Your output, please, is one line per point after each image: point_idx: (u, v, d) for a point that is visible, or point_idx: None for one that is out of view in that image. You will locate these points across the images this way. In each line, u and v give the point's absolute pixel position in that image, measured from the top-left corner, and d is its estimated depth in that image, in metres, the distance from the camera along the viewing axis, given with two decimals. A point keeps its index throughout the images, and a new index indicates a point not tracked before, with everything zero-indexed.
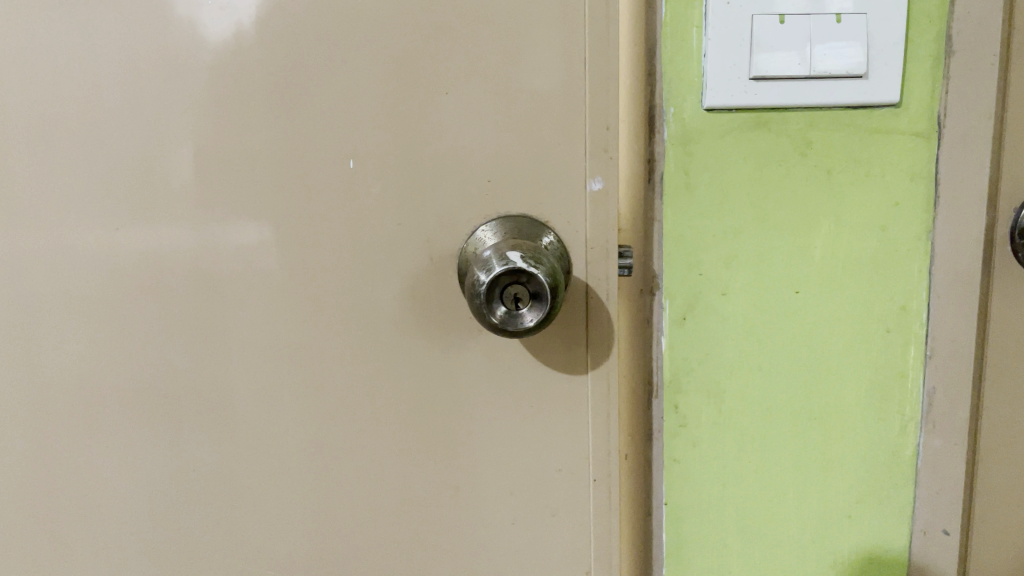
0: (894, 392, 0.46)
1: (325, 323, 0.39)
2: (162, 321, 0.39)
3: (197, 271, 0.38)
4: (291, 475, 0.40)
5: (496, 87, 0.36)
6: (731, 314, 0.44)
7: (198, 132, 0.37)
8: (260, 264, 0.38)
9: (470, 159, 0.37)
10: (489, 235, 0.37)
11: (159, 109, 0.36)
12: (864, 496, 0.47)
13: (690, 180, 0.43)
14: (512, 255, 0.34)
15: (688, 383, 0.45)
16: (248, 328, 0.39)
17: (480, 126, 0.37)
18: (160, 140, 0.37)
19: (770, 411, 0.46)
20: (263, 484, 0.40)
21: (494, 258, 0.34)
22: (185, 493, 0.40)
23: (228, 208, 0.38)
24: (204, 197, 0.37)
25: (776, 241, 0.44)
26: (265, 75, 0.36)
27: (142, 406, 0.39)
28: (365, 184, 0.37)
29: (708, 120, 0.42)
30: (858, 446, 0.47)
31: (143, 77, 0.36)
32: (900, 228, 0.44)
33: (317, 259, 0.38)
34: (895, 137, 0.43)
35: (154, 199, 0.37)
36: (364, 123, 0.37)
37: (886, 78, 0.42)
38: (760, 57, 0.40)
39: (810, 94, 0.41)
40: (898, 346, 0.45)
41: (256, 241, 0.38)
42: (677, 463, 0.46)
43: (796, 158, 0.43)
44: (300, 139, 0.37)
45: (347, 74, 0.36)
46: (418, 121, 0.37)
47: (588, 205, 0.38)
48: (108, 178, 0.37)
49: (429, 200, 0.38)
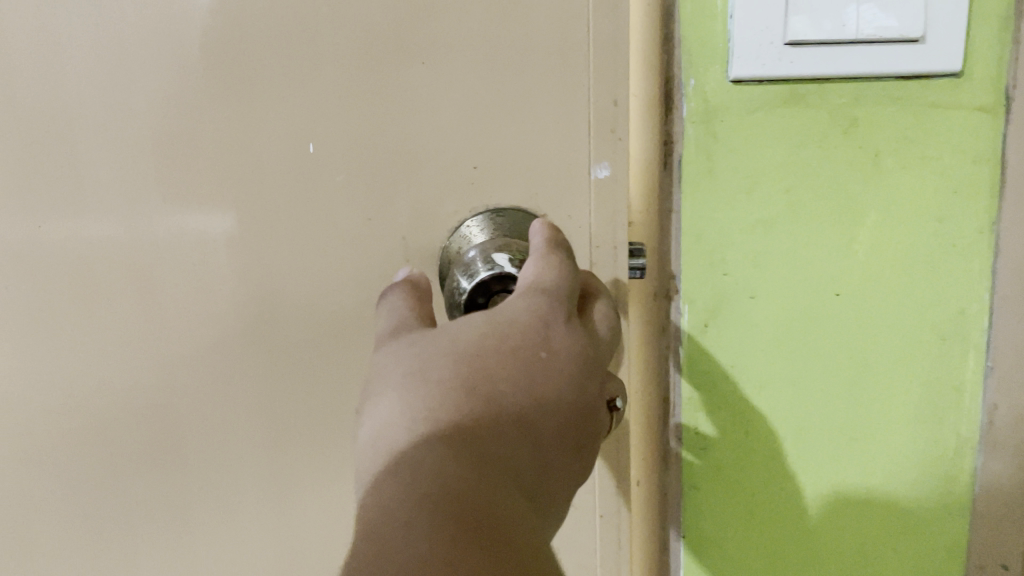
0: (948, 411, 0.40)
1: (286, 334, 0.33)
2: (96, 331, 0.33)
3: (137, 277, 0.32)
4: (254, 506, 0.35)
5: (482, 55, 0.30)
6: (760, 320, 0.38)
7: (130, 112, 0.31)
8: (210, 267, 0.32)
9: (453, 142, 0.31)
10: (477, 230, 0.32)
11: (77, 80, 0.30)
12: (911, 527, 0.41)
13: (713, 165, 0.37)
14: (501, 258, 0.29)
15: (710, 401, 0.40)
16: (196, 341, 0.33)
17: (464, 101, 0.31)
18: (81, 118, 0.31)
19: (804, 431, 0.40)
20: (225, 515, 0.36)
21: (478, 261, 0.29)
22: (138, 524, 0.36)
23: (169, 202, 0.32)
24: (140, 189, 0.31)
25: (813, 236, 0.37)
26: (203, 39, 0.30)
27: (78, 427, 0.34)
28: (326, 172, 0.31)
29: (734, 94, 0.36)
30: (783, 390, 0.39)
31: (59, 42, 0.30)
32: (958, 220, 0.37)
33: (272, 260, 0.32)
34: (954, 113, 0.36)
35: (78, 189, 0.32)
36: (325, 99, 0.30)
37: (946, 43, 0.35)
38: (797, 19, 0.34)
39: (856, 62, 0.35)
40: (953, 357, 0.39)
41: (198, 240, 0.32)
42: (697, 492, 0.41)
43: (838, 138, 0.37)
44: (250, 118, 0.31)
45: (303, 38, 0.30)
46: (389, 95, 0.31)
47: (592, 196, 0.32)
48: (23, 164, 0.31)
49: (406, 191, 0.32)
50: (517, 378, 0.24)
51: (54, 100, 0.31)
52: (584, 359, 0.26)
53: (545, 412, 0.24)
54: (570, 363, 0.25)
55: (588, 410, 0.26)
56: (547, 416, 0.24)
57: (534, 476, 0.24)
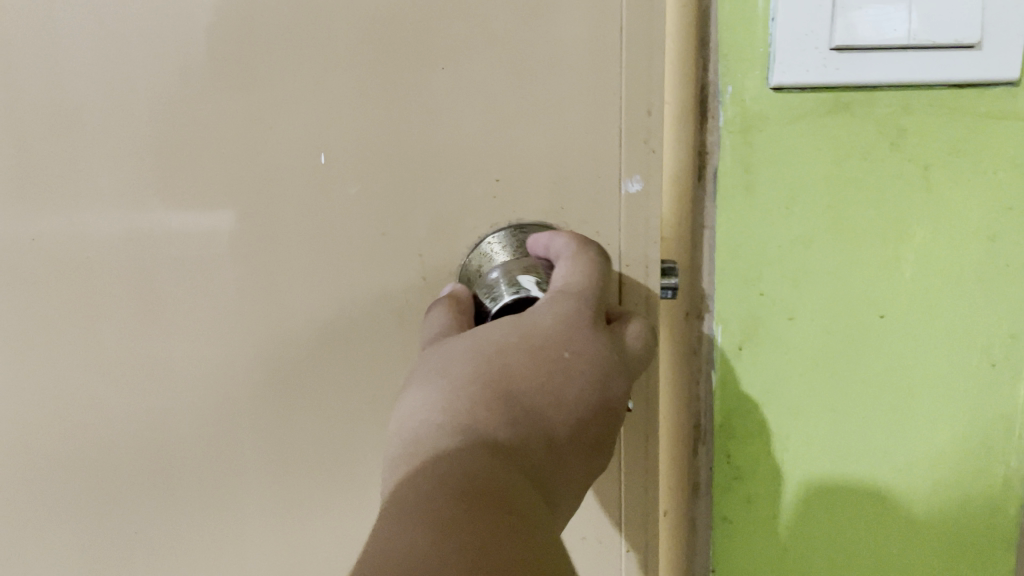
0: (999, 441, 0.37)
1: (292, 358, 0.31)
2: (94, 353, 0.31)
3: (139, 296, 0.30)
4: (263, 541, 0.33)
5: (507, 61, 0.28)
6: (797, 343, 0.36)
7: (132, 120, 0.29)
8: (214, 287, 0.30)
9: (474, 153, 0.29)
10: (499, 248, 0.30)
11: (75, 87, 0.28)
12: (955, 563, 0.39)
13: (751, 178, 0.35)
14: (528, 279, 0.27)
15: (743, 427, 0.37)
16: (198, 364, 0.31)
17: (488, 110, 0.29)
18: (79, 127, 0.29)
19: (842, 461, 0.37)
20: (232, 551, 0.33)
21: (500, 281, 0.28)
22: (141, 559, 0.34)
23: (174, 217, 0.30)
24: (142, 202, 0.29)
25: (857, 255, 0.35)
26: (209, 42, 0.28)
27: (76, 454, 0.33)
28: (339, 185, 0.29)
29: (774, 102, 0.34)
30: (821, 419, 0.37)
31: (56, 46, 0.28)
32: (1014, 239, 0.35)
33: (280, 278, 0.30)
34: (1011, 124, 0.34)
35: (75, 203, 0.30)
36: (338, 106, 0.28)
37: (1006, 49, 0.32)
38: (845, 23, 0.31)
39: (907, 70, 0.33)
40: (1005, 385, 0.36)
41: (201, 257, 0.30)
42: (728, 522, 0.39)
43: (884, 150, 0.34)
44: (258, 127, 0.29)
45: (316, 41, 0.28)
46: (407, 102, 0.28)
47: (623, 211, 0.30)
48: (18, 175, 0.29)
49: (424, 205, 0.30)
50: (537, 377, 0.24)
51: (52, 108, 0.29)
52: (613, 360, 0.25)
53: (565, 413, 0.24)
54: (595, 368, 0.25)
55: (612, 409, 0.25)
56: (566, 415, 0.24)
57: (546, 474, 0.24)
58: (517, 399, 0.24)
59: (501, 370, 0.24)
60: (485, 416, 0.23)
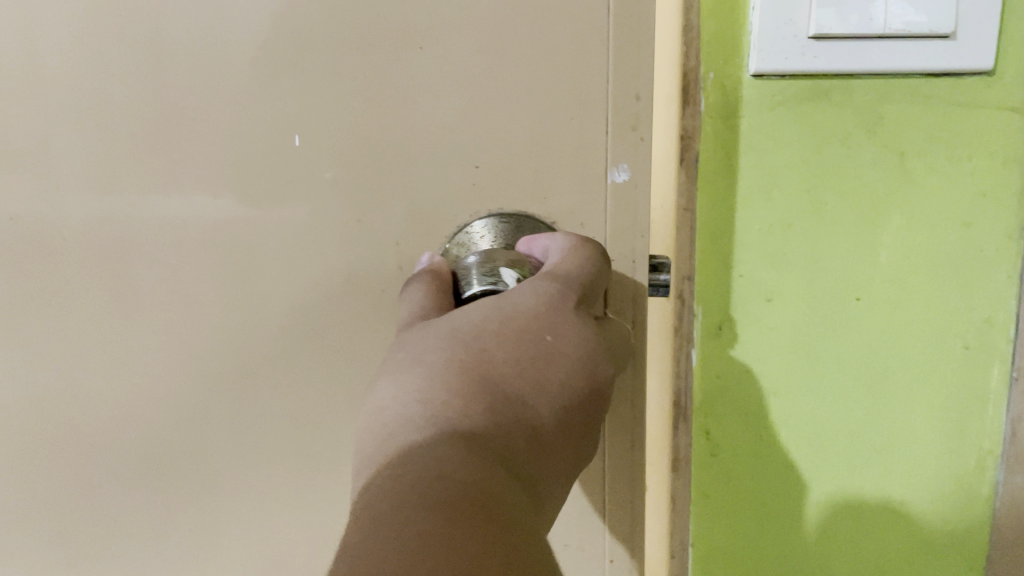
0: (970, 422, 0.38)
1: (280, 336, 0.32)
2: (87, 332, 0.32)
3: (132, 276, 0.31)
4: (246, 520, 0.34)
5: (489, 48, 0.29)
6: (775, 323, 0.37)
7: (124, 102, 0.30)
8: (202, 269, 0.31)
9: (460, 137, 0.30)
10: (482, 234, 0.31)
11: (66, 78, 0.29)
12: (929, 541, 0.40)
13: (731, 162, 0.36)
14: (503, 271, 0.28)
15: (723, 404, 0.38)
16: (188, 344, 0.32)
17: (470, 95, 0.29)
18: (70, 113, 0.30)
19: (819, 440, 0.38)
20: (220, 531, 0.34)
21: (474, 269, 0.28)
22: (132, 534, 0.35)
23: (164, 198, 0.31)
24: (136, 185, 0.31)
25: (834, 239, 0.36)
26: (195, 29, 0.29)
27: (66, 430, 0.34)
28: (324, 168, 0.30)
29: (754, 90, 0.35)
30: (799, 398, 0.38)
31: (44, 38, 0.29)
32: (987, 224, 0.36)
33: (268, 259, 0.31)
34: (984, 112, 0.35)
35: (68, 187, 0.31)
36: (322, 89, 0.29)
37: (978, 40, 0.33)
38: (823, 12, 0.32)
39: (884, 59, 0.34)
40: (978, 367, 0.37)
41: (191, 240, 0.31)
42: (708, 499, 0.40)
43: (862, 136, 0.35)
44: (244, 111, 0.29)
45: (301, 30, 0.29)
46: (390, 89, 0.29)
47: (609, 199, 0.31)
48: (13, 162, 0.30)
49: (409, 190, 0.31)
50: (513, 360, 0.25)
51: (48, 95, 0.30)
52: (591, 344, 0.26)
53: (544, 395, 0.25)
54: (572, 352, 0.26)
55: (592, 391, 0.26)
56: (545, 397, 0.25)
57: (529, 456, 0.24)
58: (495, 383, 0.24)
59: (479, 356, 0.25)
60: (463, 402, 0.23)
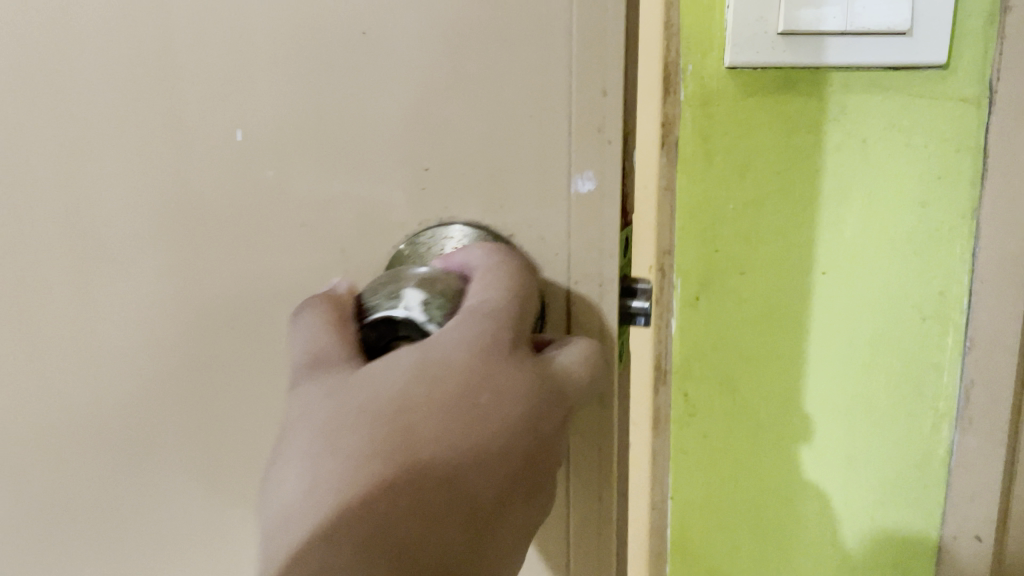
0: (926, 385, 0.41)
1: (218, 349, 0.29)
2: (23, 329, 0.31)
3: (97, 278, 0.29)
4: (196, 542, 0.32)
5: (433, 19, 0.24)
6: (748, 295, 0.41)
7: (74, 96, 0.27)
8: (148, 273, 0.29)
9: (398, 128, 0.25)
10: (452, 238, 0.26)
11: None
12: (889, 497, 0.43)
13: (708, 147, 0.39)
14: (408, 293, 0.23)
15: (699, 369, 0.42)
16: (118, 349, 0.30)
17: (410, 81, 0.25)
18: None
19: (788, 402, 0.42)
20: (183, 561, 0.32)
21: (390, 292, 0.23)
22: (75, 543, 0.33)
23: (119, 201, 0.28)
24: (85, 178, 0.28)
25: (801, 217, 0.40)
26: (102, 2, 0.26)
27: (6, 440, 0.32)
28: (259, 163, 0.27)
29: (727, 82, 0.38)
30: (769, 364, 0.42)
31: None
32: (941, 205, 0.39)
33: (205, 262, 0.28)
34: (937, 101, 0.38)
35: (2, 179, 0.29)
36: (268, 82, 0.26)
37: (933, 36, 0.37)
38: (791, 11, 0.36)
39: (847, 53, 0.37)
40: (933, 337, 0.41)
41: (125, 229, 0.29)
42: (686, 456, 0.43)
43: (827, 124, 0.39)
44: (180, 100, 0.27)
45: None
46: (337, 72, 0.25)
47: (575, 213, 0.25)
48: None
49: (351, 193, 0.26)
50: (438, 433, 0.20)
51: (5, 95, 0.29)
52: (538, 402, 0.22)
53: (477, 478, 0.20)
54: (511, 420, 0.21)
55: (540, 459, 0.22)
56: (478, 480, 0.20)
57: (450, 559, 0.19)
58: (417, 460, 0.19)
59: (402, 429, 0.20)
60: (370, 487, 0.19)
